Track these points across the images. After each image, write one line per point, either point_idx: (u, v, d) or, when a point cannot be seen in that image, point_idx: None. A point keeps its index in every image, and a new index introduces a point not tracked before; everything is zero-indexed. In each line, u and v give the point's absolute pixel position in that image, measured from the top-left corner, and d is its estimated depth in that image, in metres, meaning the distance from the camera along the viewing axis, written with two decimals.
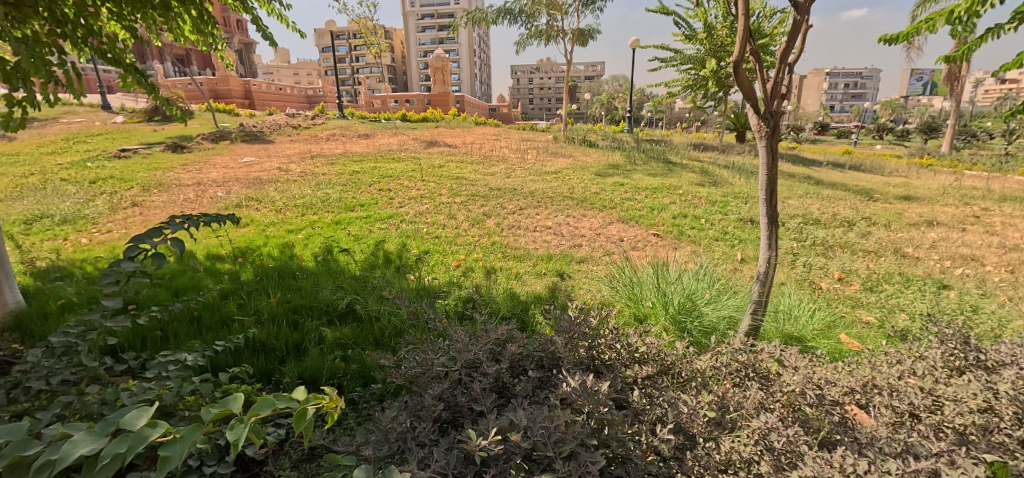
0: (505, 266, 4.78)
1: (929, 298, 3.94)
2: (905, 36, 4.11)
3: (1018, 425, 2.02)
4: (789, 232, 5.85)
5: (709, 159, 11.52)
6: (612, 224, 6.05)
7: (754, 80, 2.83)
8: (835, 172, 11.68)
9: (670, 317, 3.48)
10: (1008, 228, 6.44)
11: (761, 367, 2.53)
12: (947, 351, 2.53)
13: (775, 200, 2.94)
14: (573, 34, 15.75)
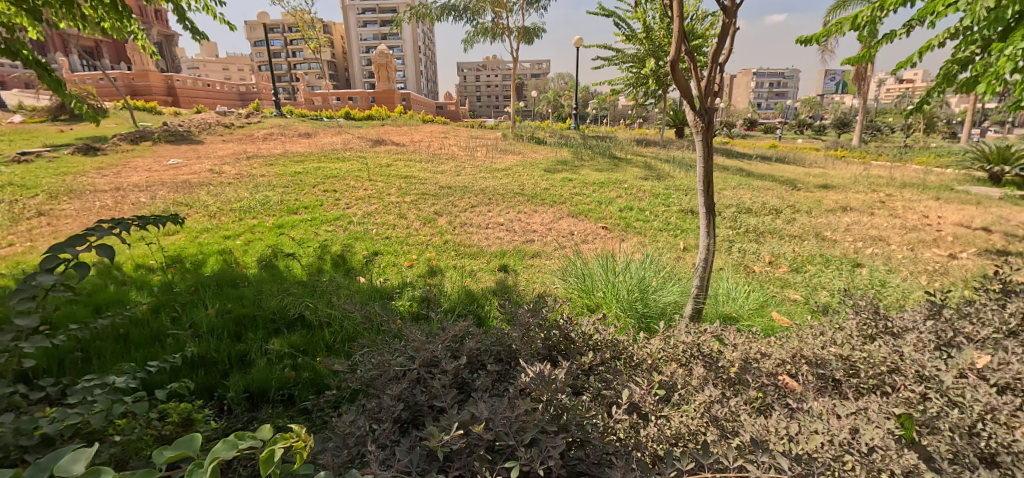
0: (459, 263, 4.78)
1: (846, 275, 4.28)
2: (821, 38, 4.43)
3: (919, 382, 2.26)
4: (724, 220, 6.15)
5: (651, 153, 11.92)
6: (563, 219, 6.18)
7: (690, 79, 2.99)
8: (763, 164, 12.40)
9: (625, 306, 3.60)
10: (910, 210, 7.10)
11: (704, 346, 2.69)
12: (860, 321, 2.79)
13: (712, 191, 3.09)
14: (518, 32, 15.87)
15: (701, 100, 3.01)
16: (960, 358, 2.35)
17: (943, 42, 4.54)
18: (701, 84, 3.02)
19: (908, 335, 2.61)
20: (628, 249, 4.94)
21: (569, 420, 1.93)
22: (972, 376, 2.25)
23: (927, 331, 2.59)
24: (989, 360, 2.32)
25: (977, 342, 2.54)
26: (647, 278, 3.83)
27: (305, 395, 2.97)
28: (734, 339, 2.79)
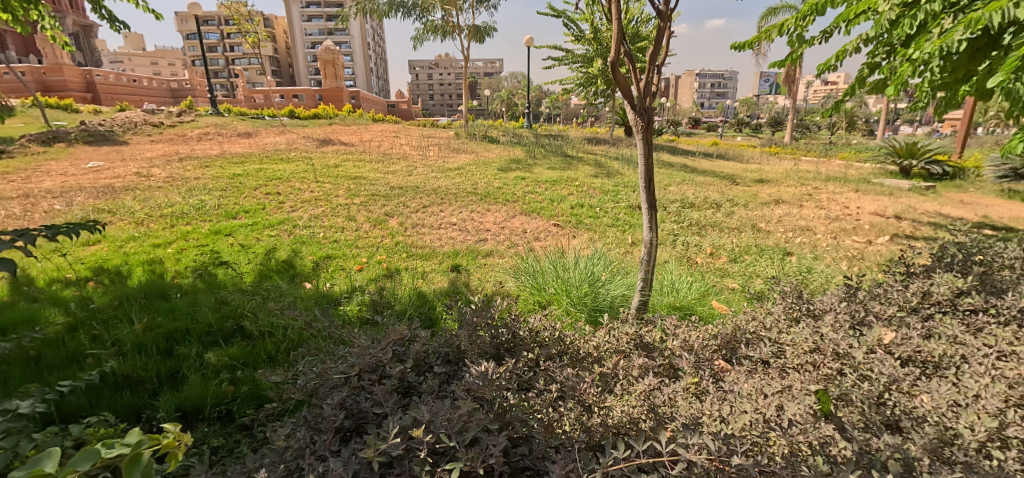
0: (411, 265, 4.71)
1: (777, 263, 4.60)
2: (752, 43, 4.69)
3: (835, 358, 2.46)
4: (669, 215, 6.41)
5: (601, 151, 12.22)
6: (516, 217, 6.22)
7: (630, 80, 3.11)
8: (705, 161, 13.04)
9: (575, 301, 3.71)
10: (835, 202, 7.70)
11: (646, 336, 2.82)
12: (788, 307, 3.02)
13: (653, 187, 3.19)
14: (469, 30, 15.74)
15: (640, 100, 3.13)
16: (870, 335, 2.59)
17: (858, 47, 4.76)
18: (640, 85, 3.14)
19: (825, 317, 2.87)
20: (578, 245, 5.06)
21: (513, 416, 1.98)
22: (879, 351, 2.49)
23: (842, 314, 2.84)
24: (893, 337, 2.58)
25: (884, 321, 2.81)
26: (596, 273, 3.94)
27: (243, 410, 2.82)
28: (674, 328, 2.94)
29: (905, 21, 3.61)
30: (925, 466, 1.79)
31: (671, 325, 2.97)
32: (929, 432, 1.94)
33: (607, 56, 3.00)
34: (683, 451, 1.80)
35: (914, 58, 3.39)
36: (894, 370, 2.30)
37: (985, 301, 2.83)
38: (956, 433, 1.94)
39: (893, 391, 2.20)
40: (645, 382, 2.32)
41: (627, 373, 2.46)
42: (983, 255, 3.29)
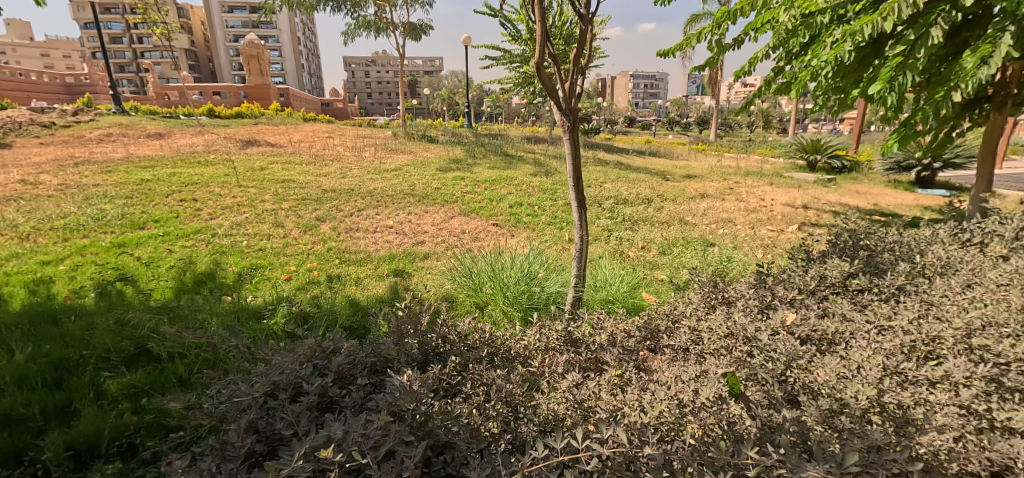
0: (344, 272, 4.52)
1: (700, 254, 4.92)
2: (675, 50, 4.98)
3: (745, 342, 2.62)
4: (603, 212, 6.65)
5: (540, 150, 12.38)
6: (454, 218, 6.16)
7: (556, 81, 3.17)
8: (638, 158, 13.64)
9: (510, 299, 3.74)
10: (752, 195, 8.35)
11: (574, 332, 2.90)
12: (704, 293, 3.21)
13: (582, 185, 3.23)
14: (404, 27, 15.33)
15: (566, 101, 3.21)
16: (775, 318, 2.81)
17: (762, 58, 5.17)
18: (565, 86, 3.23)
19: (736, 304, 3.07)
20: (516, 244, 5.10)
21: (433, 425, 1.99)
22: (782, 332, 2.68)
23: (750, 299, 3.06)
24: (794, 319, 2.80)
25: (787, 303, 3.05)
26: (532, 270, 3.99)
27: (147, 441, 2.55)
28: (602, 321, 3.05)
29: (804, 31, 3.98)
30: (818, 437, 1.92)
31: (600, 320, 3.06)
32: (821, 404, 2.09)
33: (532, 57, 3.04)
34: (597, 447, 1.87)
35: (813, 63, 3.75)
36: (794, 349, 2.49)
37: (870, 281, 3.15)
38: (846, 404, 2.10)
39: (794, 369, 2.36)
40: (570, 379, 2.42)
41: (552, 371, 2.53)
42: (870, 241, 3.68)
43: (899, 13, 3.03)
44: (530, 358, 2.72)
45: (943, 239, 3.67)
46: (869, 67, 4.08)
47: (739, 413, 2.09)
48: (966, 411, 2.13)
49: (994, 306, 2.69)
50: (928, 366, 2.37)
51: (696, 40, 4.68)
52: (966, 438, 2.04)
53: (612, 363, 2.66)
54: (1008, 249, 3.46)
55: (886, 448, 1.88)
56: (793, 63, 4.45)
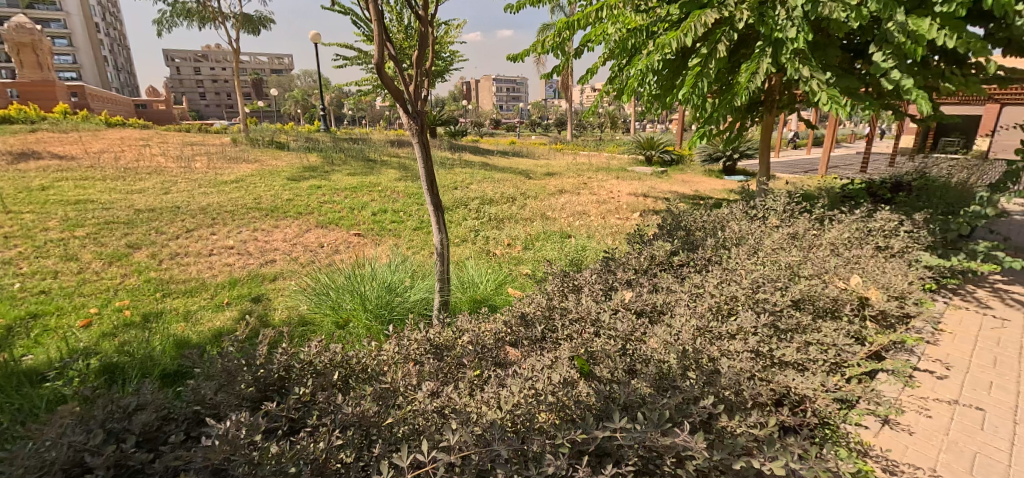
0: (168, 306, 3.80)
1: (559, 246, 5.23)
2: (524, 55, 5.26)
3: (591, 326, 2.73)
4: (468, 212, 6.65)
5: (405, 153, 11.84)
6: (310, 231, 5.59)
7: (398, 81, 2.87)
8: (503, 159, 14.02)
9: (373, 313, 3.46)
10: (602, 189, 9.14)
11: (437, 338, 2.67)
12: (557, 283, 3.26)
13: (436, 190, 3.08)
14: (239, 19, 13.49)
15: (412, 104, 2.94)
16: (614, 298, 3.00)
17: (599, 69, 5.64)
18: (410, 89, 2.94)
19: (584, 290, 3.19)
20: (379, 254, 4.81)
21: (264, 473, 1.70)
22: (622, 309, 2.89)
23: (596, 284, 3.22)
24: (630, 296, 3.01)
25: (625, 284, 3.29)
26: (394, 278, 3.72)
27: None
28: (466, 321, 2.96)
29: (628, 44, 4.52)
30: (648, 398, 2.14)
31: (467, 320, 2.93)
32: (651, 369, 2.32)
33: (370, 57, 2.80)
34: (444, 453, 1.83)
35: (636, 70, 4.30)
36: (631, 324, 2.70)
37: (687, 256, 3.61)
38: (669, 365, 2.36)
39: (630, 340, 2.57)
40: (425, 389, 2.27)
41: (407, 382, 2.34)
42: (689, 220, 4.35)
43: (696, 32, 3.64)
44: (384, 373, 2.43)
45: (737, 217, 4.46)
46: (678, 76, 4.81)
47: (586, 391, 2.24)
48: (755, 354, 2.53)
49: (768, 267, 3.31)
50: (730, 322, 2.75)
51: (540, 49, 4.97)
52: (755, 375, 2.36)
53: (471, 363, 2.56)
54: (779, 219, 4.41)
55: (695, 396, 2.19)
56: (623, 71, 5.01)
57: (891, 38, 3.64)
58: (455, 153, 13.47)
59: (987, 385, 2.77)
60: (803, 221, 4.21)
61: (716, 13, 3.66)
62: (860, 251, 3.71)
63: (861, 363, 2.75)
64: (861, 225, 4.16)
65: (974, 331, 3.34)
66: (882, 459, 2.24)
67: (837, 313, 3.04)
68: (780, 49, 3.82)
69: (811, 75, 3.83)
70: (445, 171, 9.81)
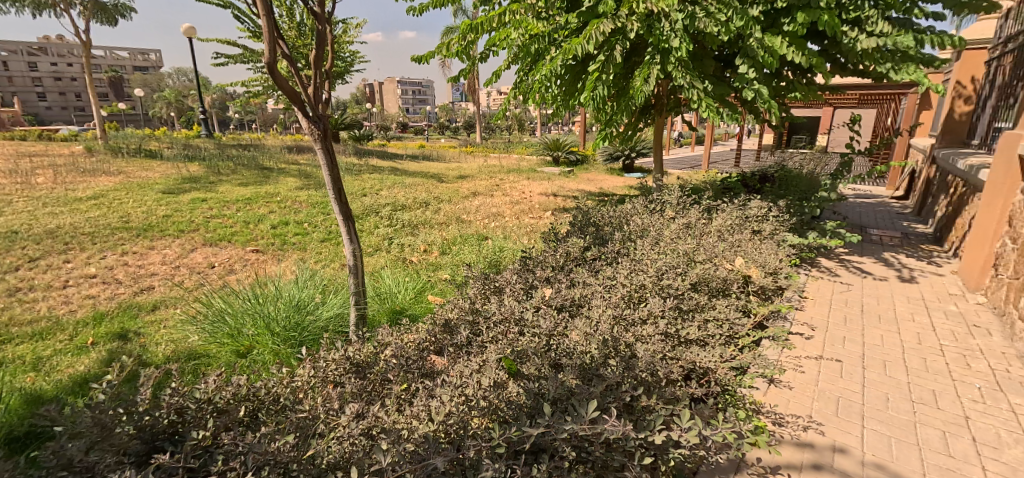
0: (10, 354, 3.17)
1: (477, 249, 5.19)
2: (429, 56, 5.16)
3: (514, 327, 2.75)
4: (380, 219, 6.37)
5: (304, 160, 11.03)
6: (195, 251, 4.98)
7: (293, 82, 2.68)
8: (417, 164, 13.72)
9: (280, 336, 3.15)
10: (515, 190, 9.26)
11: (355, 356, 2.55)
12: (478, 285, 3.23)
13: (345, 198, 2.93)
14: (91, 10, 11.74)
15: (311, 107, 2.78)
16: (535, 295, 3.06)
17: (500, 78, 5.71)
18: (308, 91, 2.76)
19: (505, 291, 3.20)
20: (283, 270, 4.43)
21: None
22: (543, 306, 2.96)
23: (516, 284, 3.25)
24: (550, 293, 3.09)
25: (544, 281, 3.35)
26: (302, 295, 3.41)
27: None
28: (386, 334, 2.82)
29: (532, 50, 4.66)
30: (575, 390, 2.21)
31: (387, 333, 2.80)
32: (575, 361, 2.39)
33: (261, 56, 2.58)
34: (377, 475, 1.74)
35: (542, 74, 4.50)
36: (553, 320, 2.77)
37: (599, 250, 3.79)
38: (592, 354, 2.45)
39: (553, 336, 2.63)
40: (348, 412, 2.16)
41: (328, 407, 2.20)
42: (598, 216, 4.56)
43: (595, 40, 3.82)
44: (300, 402, 2.26)
45: (639, 211, 4.75)
46: (579, 81, 5.10)
47: (515, 392, 2.26)
48: (665, 335, 2.71)
49: (668, 255, 3.58)
50: (641, 308, 2.92)
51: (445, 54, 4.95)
52: (666, 354, 2.52)
53: (396, 378, 2.47)
54: (675, 211, 4.79)
55: (616, 382, 2.29)
56: (529, 75, 5.12)
57: (752, 53, 4.05)
58: (361, 158, 12.90)
59: (842, 339, 3.21)
60: (694, 212, 4.61)
61: (611, 23, 3.84)
62: (741, 235, 4.16)
63: (751, 332, 3.09)
64: (740, 213, 4.64)
65: (830, 296, 3.88)
66: (771, 413, 2.49)
67: (728, 292, 3.37)
68: (667, 58, 4.16)
69: (691, 85, 4.19)
70: (351, 177, 9.34)
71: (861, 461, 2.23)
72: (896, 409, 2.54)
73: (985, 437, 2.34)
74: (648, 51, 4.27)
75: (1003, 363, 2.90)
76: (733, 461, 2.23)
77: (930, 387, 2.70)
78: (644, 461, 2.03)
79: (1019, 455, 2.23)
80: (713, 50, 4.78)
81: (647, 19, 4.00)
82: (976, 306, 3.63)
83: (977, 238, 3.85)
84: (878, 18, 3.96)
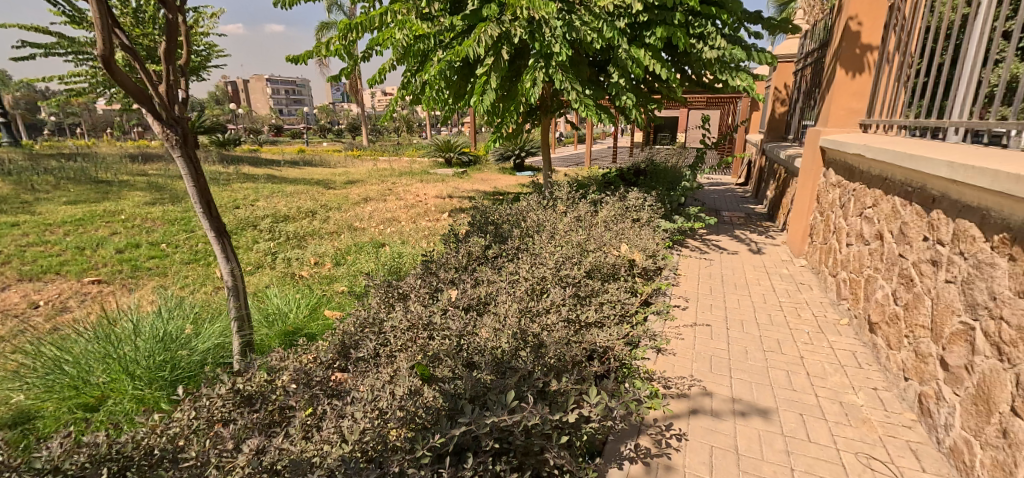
0: None
1: (374, 256, 4.96)
2: (306, 57, 5.02)
3: (425, 333, 2.73)
4: (260, 233, 5.82)
5: (154, 171, 9.63)
6: (8, 290, 4.04)
7: (141, 81, 2.33)
8: (294, 169, 12.75)
9: (142, 378, 2.70)
10: (408, 193, 9.05)
11: (247, 388, 2.30)
12: (381, 294, 3.12)
13: (214, 211, 2.66)
14: None
15: (164, 108, 2.43)
16: (442, 298, 3.06)
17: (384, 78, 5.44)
18: (159, 89, 2.41)
19: (410, 296, 3.13)
20: (139, 301, 3.80)
21: None
22: (451, 308, 2.97)
23: (421, 288, 3.20)
24: (456, 294, 3.11)
25: (449, 283, 3.35)
26: (168, 329, 2.96)
27: None
28: (280, 360, 2.57)
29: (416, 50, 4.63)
30: (491, 385, 2.29)
31: (282, 357, 2.59)
32: (488, 358, 2.46)
33: (91, 46, 2.17)
34: None
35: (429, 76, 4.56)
36: (462, 320, 2.80)
37: (500, 247, 3.89)
38: (503, 348, 2.55)
39: (464, 335, 2.67)
40: (248, 447, 1.96)
41: (219, 450, 1.95)
42: (495, 215, 4.64)
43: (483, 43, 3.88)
44: (183, 451, 1.98)
45: (533, 207, 4.94)
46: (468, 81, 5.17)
47: (432, 396, 2.25)
48: (568, 321, 2.90)
49: (564, 246, 3.82)
50: (544, 299, 3.08)
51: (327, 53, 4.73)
52: (571, 339, 2.71)
53: (300, 404, 2.28)
54: (566, 205, 5.08)
55: (528, 372, 2.42)
56: (416, 76, 5.08)
57: (621, 64, 4.43)
58: (231, 167, 11.73)
59: (709, 306, 3.73)
60: (583, 205, 4.95)
61: (498, 27, 3.94)
62: (623, 224, 4.57)
63: (640, 309, 3.46)
64: (621, 204, 5.07)
65: (696, 271, 4.46)
66: (661, 379, 2.82)
67: (617, 276, 3.71)
68: (550, 63, 4.41)
69: (570, 87, 4.50)
70: (219, 189, 8.39)
71: (732, 405, 2.64)
72: (753, 358, 3.04)
73: (815, 371, 2.90)
74: (533, 55, 4.47)
75: (822, 311, 3.62)
76: (634, 426, 2.49)
77: (775, 337, 3.27)
78: (561, 440, 2.16)
79: (839, 380, 2.81)
80: (586, 56, 4.95)
81: (529, 25, 4.17)
82: (801, 268, 4.46)
83: (799, 212, 4.71)
84: (714, 34, 4.45)
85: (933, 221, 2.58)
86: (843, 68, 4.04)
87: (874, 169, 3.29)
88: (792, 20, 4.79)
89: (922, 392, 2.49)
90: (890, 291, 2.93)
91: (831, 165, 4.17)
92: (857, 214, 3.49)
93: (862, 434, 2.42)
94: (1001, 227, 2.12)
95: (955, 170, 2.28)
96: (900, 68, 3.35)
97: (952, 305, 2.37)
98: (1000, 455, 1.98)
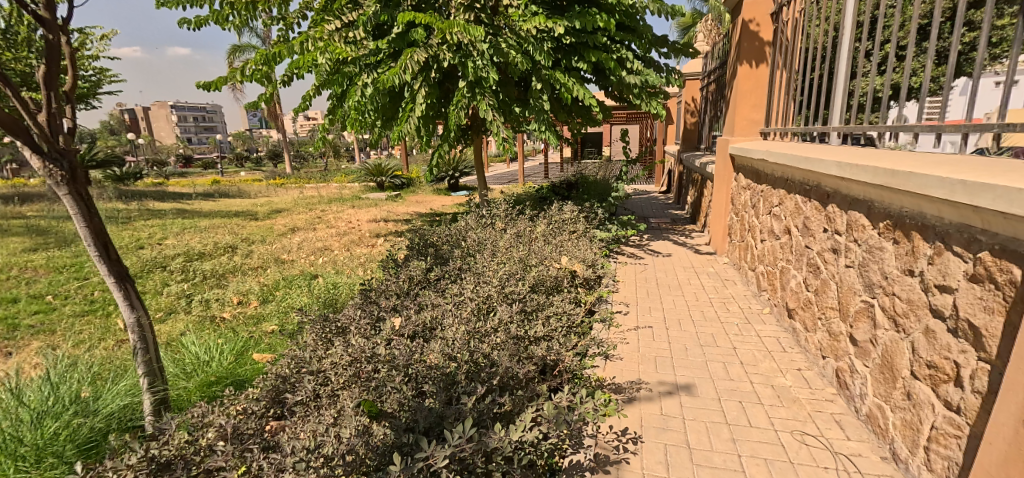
0: None
1: (307, 288, 4.67)
2: (219, 84, 4.71)
3: (374, 365, 2.58)
4: (170, 275, 5.27)
5: (35, 215, 8.52)
6: None
7: (14, 109, 2.02)
8: (208, 200, 11.85)
9: (27, 457, 2.29)
10: (339, 220, 8.68)
11: (166, 453, 2.00)
12: (316, 331, 2.93)
13: (111, 255, 2.36)
14: None
15: (44, 141, 2.13)
16: (384, 328, 2.93)
17: (304, 105, 5.23)
18: (37, 119, 2.12)
19: (349, 330, 2.96)
20: (20, 367, 3.25)
21: None
22: (395, 337, 2.85)
23: (361, 319, 3.03)
24: (400, 322, 3.00)
25: (391, 310, 3.23)
26: (59, 398, 2.56)
27: None
28: (202, 414, 2.29)
29: (341, 72, 4.58)
30: (444, 412, 2.20)
31: (204, 412, 2.30)
32: (441, 384, 2.39)
33: None
34: None
35: (355, 99, 4.58)
36: (409, 347, 2.69)
37: (441, 269, 3.81)
38: (454, 373, 2.49)
39: (412, 363, 2.55)
40: None
41: None
42: (434, 237, 4.57)
43: (412, 68, 4.10)
44: None
45: (472, 226, 4.94)
46: (398, 106, 5.20)
47: (382, 434, 2.12)
48: (516, 338, 2.88)
49: (507, 263, 3.85)
50: (491, 318, 3.05)
51: (241, 76, 4.52)
52: (521, 355, 2.72)
53: (230, 463, 2.01)
54: (504, 223, 5.13)
55: (481, 395, 2.37)
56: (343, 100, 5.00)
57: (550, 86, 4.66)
58: (131, 203, 10.63)
59: (647, 309, 3.90)
60: (522, 222, 5.04)
61: (424, 52, 4.18)
62: (561, 237, 4.70)
63: (585, 320, 3.55)
64: (558, 218, 5.22)
65: (631, 277, 4.66)
66: (611, 384, 2.89)
67: (560, 288, 3.80)
68: (478, 88, 4.58)
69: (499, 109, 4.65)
70: (119, 228, 7.56)
71: (679, 401, 2.76)
72: (693, 354, 3.21)
73: (747, 359, 3.11)
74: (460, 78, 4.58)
75: (747, 303, 3.92)
76: (592, 436, 2.50)
77: (710, 332, 3.48)
78: (523, 462, 2.11)
79: (768, 365, 3.04)
80: (512, 77, 5.11)
81: (458, 50, 4.34)
82: (723, 266, 4.83)
83: (717, 214, 5.11)
84: (630, 58, 4.85)
85: (831, 214, 2.91)
86: (741, 81, 4.51)
87: (776, 171, 3.65)
88: (692, 44, 5.28)
89: (839, 368, 2.75)
90: (801, 279, 3.25)
91: (739, 170, 4.59)
92: (768, 212, 3.84)
93: (794, 413, 2.61)
94: (884, 215, 2.43)
95: (842, 168, 2.58)
96: (789, 81, 3.79)
97: (854, 287, 2.67)
98: (907, 415, 2.22)
